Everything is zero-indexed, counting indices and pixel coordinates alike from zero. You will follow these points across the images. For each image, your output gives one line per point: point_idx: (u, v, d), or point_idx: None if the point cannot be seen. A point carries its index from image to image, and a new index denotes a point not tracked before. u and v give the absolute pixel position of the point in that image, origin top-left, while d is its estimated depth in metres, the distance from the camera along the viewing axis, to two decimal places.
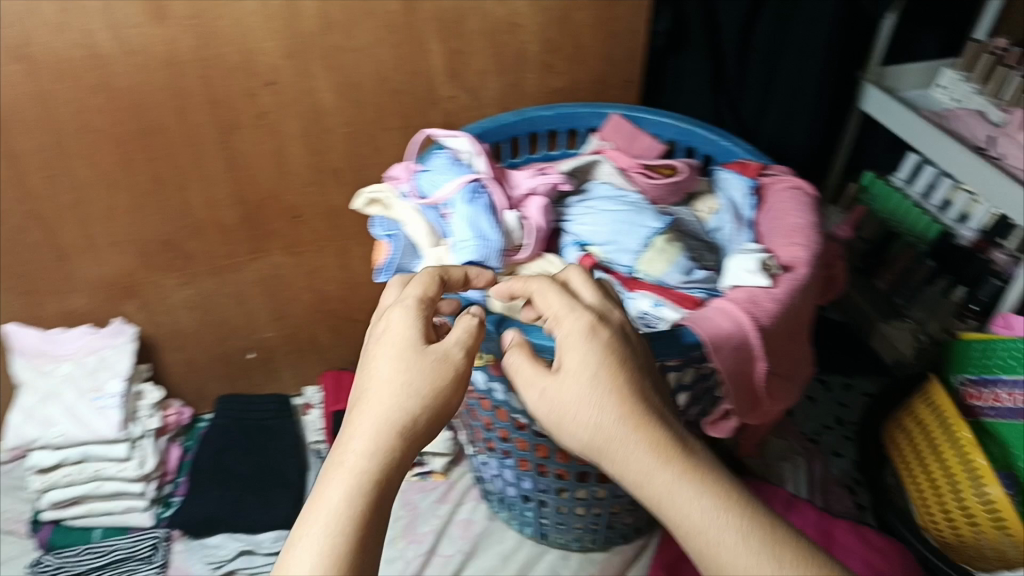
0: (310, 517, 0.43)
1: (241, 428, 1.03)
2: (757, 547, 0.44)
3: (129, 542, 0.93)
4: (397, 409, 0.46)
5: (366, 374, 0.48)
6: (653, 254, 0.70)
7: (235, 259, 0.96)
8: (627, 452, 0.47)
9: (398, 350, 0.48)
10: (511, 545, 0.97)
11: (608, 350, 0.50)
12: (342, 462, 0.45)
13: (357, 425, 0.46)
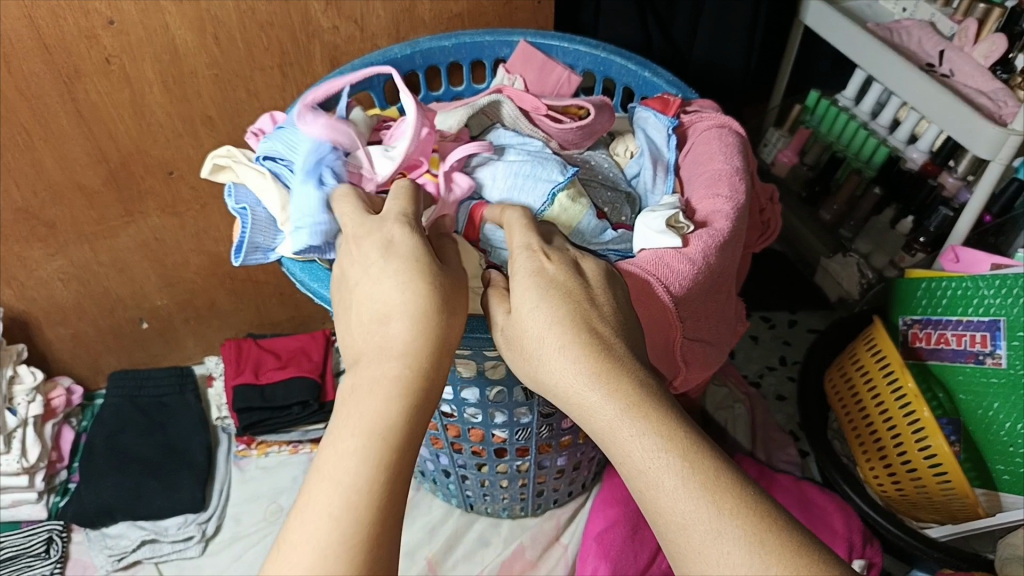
0: (341, 432, 0.37)
1: (137, 407, 0.95)
2: (696, 492, 0.36)
3: (21, 537, 0.85)
4: (433, 318, 0.40)
5: (375, 281, 0.42)
6: (557, 211, 0.61)
7: (106, 224, 0.86)
8: (564, 377, 0.41)
9: (408, 263, 0.42)
10: (439, 516, 0.90)
11: (561, 280, 0.44)
12: (368, 379, 0.39)
13: (385, 332, 0.40)
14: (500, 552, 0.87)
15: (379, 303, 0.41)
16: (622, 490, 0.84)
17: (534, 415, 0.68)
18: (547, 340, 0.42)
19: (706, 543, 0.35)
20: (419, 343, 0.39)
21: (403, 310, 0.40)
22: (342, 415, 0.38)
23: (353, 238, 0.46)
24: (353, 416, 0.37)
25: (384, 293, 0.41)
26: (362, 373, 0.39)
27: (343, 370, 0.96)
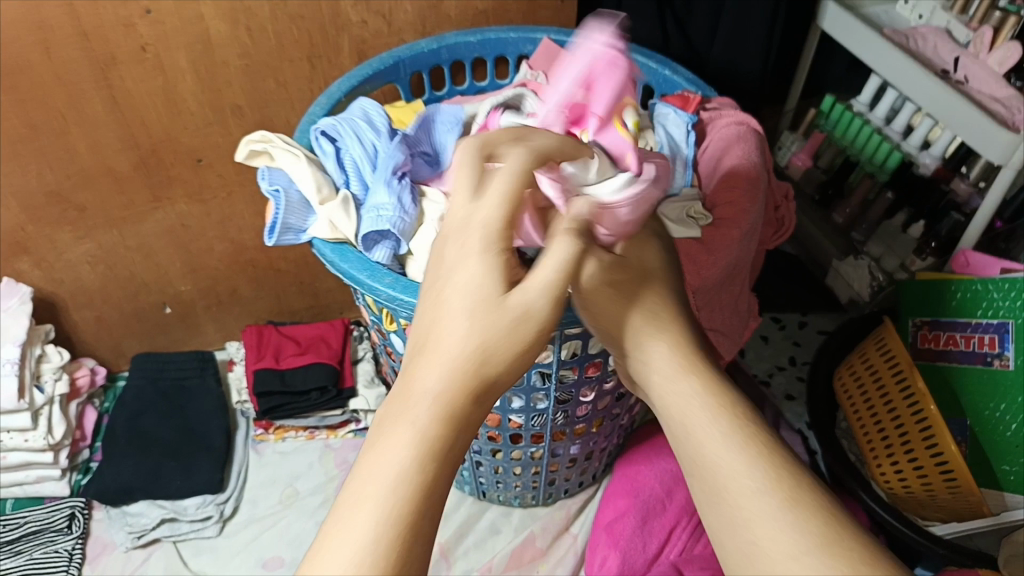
0: (369, 471, 0.35)
1: (158, 389, 0.96)
2: (756, 468, 0.36)
3: (44, 513, 0.88)
4: (491, 368, 0.37)
5: (444, 309, 0.38)
6: None
7: (134, 209, 0.88)
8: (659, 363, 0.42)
9: (484, 300, 0.38)
10: (450, 503, 0.92)
11: (635, 280, 0.45)
12: (411, 415, 0.36)
13: (435, 368, 0.37)
14: (511, 539, 0.89)
15: (437, 335, 0.38)
16: (633, 481, 0.86)
17: (551, 401, 0.70)
18: (630, 323, 0.44)
19: (767, 513, 0.35)
20: (475, 386, 0.37)
21: (458, 348, 0.37)
22: (377, 445, 0.36)
23: (443, 238, 0.42)
24: (388, 452, 0.35)
25: (446, 320, 0.38)
26: (407, 407, 0.36)
27: (361, 359, 0.98)
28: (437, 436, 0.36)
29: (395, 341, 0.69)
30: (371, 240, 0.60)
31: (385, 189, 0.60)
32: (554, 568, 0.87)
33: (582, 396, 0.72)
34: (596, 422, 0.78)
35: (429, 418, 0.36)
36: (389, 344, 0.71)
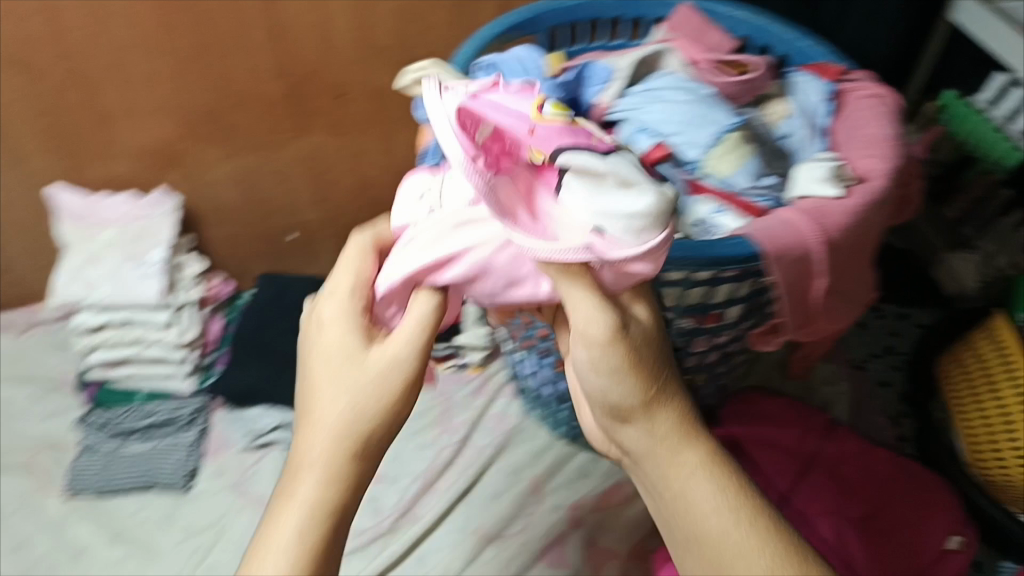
0: (278, 531, 0.48)
1: (280, 304, 1.04)
2: (746, 528, 0.47)
3: (171, 407, 0.96)
4: (365, 429, 0.49)
5: (328, 371, 0.51)
6: (723, 151, 0.66)
7: (277, 135, 0.94)
8: (662, 425, 0.49)
9: (352, 377, 0.50)
10: (542, 443, 0.99)
11: (642, 340, 0.48)
12: (311, 458, 0.48)
13: (319, 435, 0.49)
14: (600, 483, 0.95)
15: (316, 404, 0.50)
16: (728, 440, 0.90)
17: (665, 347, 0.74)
18: (620, 392, 0.48)
19: (755, 563, 0.46)
20: (352, 432, 0.48)
21: (335, 419, 0.49)
22: (293, 485, 0.48)
23: (315, 322, 0.54)
24: (299, 490, 0.48)
25: (326, 381, 0.50)
26: (306, 453, 0.49)
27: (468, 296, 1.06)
28: (331, 473, 0.48)
29: None
30: None
31: None
32: (639, 515, 0.91)
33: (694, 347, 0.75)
34: (699, 377, 0.83)
35: (325, 459, 0.48)
36: None
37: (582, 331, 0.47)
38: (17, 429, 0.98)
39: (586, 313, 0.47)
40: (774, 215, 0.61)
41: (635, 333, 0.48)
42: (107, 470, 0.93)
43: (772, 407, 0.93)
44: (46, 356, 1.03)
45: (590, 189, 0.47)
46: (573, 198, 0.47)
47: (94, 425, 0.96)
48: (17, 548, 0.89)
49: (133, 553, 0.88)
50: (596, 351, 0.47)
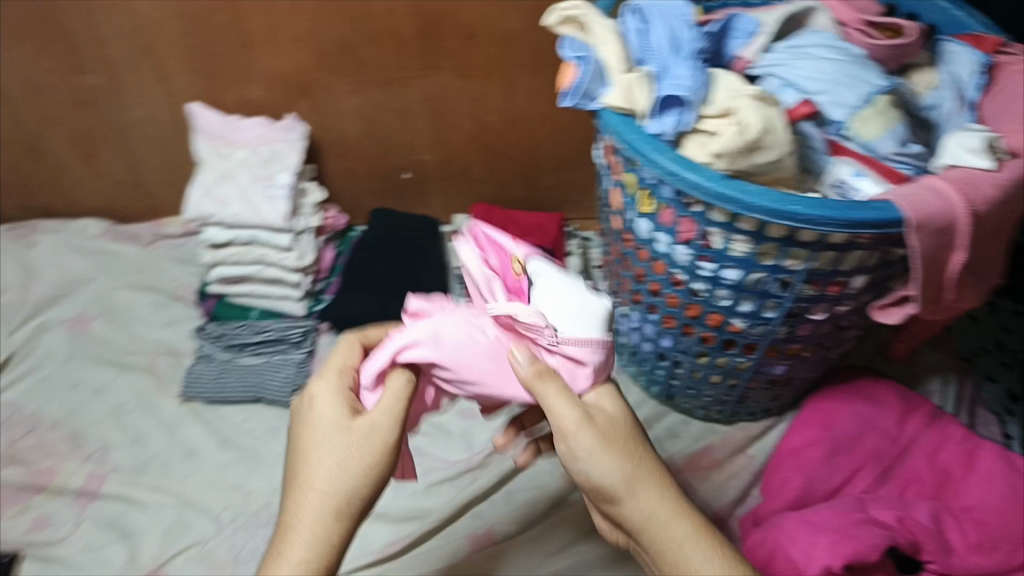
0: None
1: (392, 240, 1.08)
2: (718, 563, 0.57)
3: (282, 326, 1.01)
4: (352, 489, 0.56)
5: (307, 444, 0.57)
6: (871, 113, 0.64)
7: (403, 73, 0.96)
8: (644, 505, 0.56)
9: (341, 443, 0.56)
10: (634, 400, 0.99)
11: (613, 436, 0.56)
12: (302, 520, 0.55)
13: (318, 493, 0.55)
14: (689, 445, 0.95)
15: (310, 470, 0.56)
16: (828, 417, 0.89)
17: (781, 311, 0.73)
18: (599, 469, 0.55)
19: None
20: (336, 500, 0.55)
21: (326, 487, 0.55)
22: (284, 548, 0.55)
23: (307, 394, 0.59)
24: (290, 552, 0.55)
25: (319, 459, 0.56)
26: (294, 523, 0.55)
27: (571, 252, 1.05)
28: (322, 546, 0.55)
29: (640, 225, 0.75)
30: (660, 114, 0.65)
31: (683, 66, 0.65)
32: (727, 480, 0.91)
33: (811, 314, 0.74)
34: (810, 346, 0.81)
35: (319, 526, 0.55)
36: (631, 228, 0.77)
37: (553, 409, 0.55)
38: (140, 334, 1.04)
39: (562, 412, 0.55)
40: (920, 182, 0.60)
41: (603, 429, 0.56)
42: (220, 376, 0.98)
43: (880, 390, 0.91)
44: (170, 268, 1.11)
45: (571, 286, 0.57)
46: (545, 299, 0.56)
47: (210, 336, 1.01)
48: (137, 441, 0.95)
49: (242, 457, 0.93)
50: (574, 441, 0.55)
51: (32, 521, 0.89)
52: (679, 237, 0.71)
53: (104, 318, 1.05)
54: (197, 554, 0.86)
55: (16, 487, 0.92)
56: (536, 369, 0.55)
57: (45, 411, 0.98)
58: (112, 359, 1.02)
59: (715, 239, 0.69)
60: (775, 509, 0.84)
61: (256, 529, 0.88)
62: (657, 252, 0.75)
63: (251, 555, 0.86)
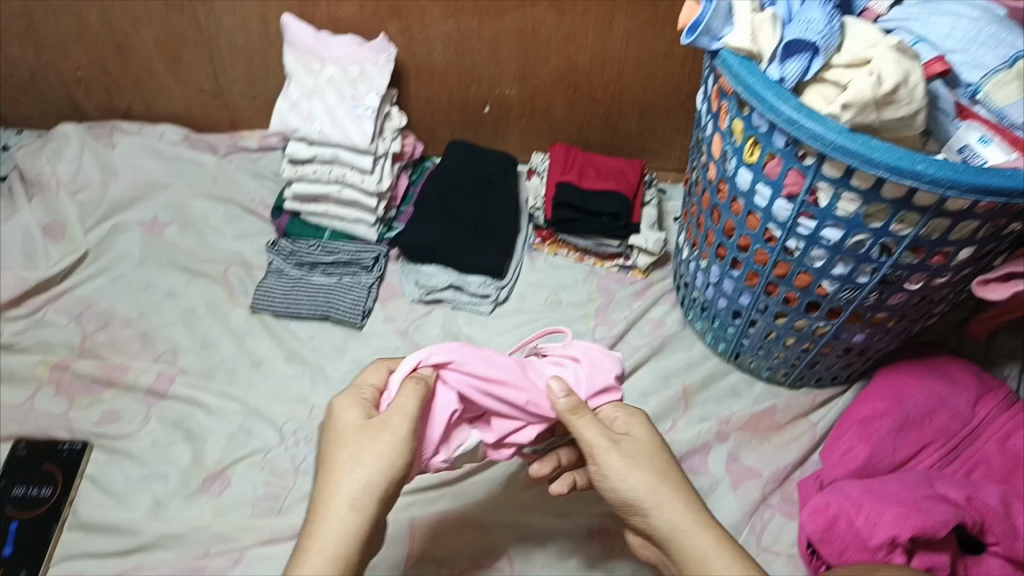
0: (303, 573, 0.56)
1: (468, 174, 1.07)
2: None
3: (354, 248, 1.03)
4: (373, 479, 0.59)
5: (331, 446, 0.61)
6: (1011, 76, 0.61)
7: (498, 3, 0.94)
8: (669, 514, 0.61)
9: (362, 438, 0.60)
10: (698, 355, 0.98)
11: (642, 444, 0.65)
12: (326, 511, 0.58)
13: (343, 487, 0.59)
14: (750, 405, 0.94)
15: (333, 466, 0.60)
16: (900, 390, 0.88)
17: (876, 278, 0.72)
18: (621, 480, 0.62)
19: None
20: (357, 488, 0.59)
21: (350, 480, 0.59)
22: (309, 538, 0.58)
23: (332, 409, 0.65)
24: (315, 540, 0.57)
25: (346, 452, 0.60)
26: (319, 514, 0.58)
27: (648, 203, 1.04)
28: (346, 535, 0.57)
29: (740, 176, 0.74)
30: (785, 59, 0.63)
31: (817, 14, 0.63)
32: (786, 443, 0.91)
33: (907, 284, 0.73)
34: (895, 318, 0.80)
35: (343, 514, 0.58)
36: (729, 179, 0.76)
37: (581, 433, 0.64)
38: (213, 243, 1.06)
39: (591, 438, 0.64)
40: None
41: (633, 441, 0.65)
42: (291, 289, 1.00)
43: (955, 368, 0.89)
44: (245, 181, 1.11)
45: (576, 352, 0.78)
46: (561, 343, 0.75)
47: (282, 251, 1.03)
48: (205, 347, 0.97)
49: (307, 372, 0.95)
50: (597, 455, 0.63)
51: (102, 413, 0.92)
52: (784, 190, 0.70)
53: (179, 225, 1.08)
54: (260, 460, 0.88)
55: (88, 378, 0.94)
56: (571, 404, 0.65)
57: (119, 310, 1.00)
58: (186, 266, 1.04)
59: (821, 195, 0.67)
60: (837, 476, 0.84)
61: (318, 443, 0.89)
62: (753, 205, 0.74)
63: (312, 467, 0.87)
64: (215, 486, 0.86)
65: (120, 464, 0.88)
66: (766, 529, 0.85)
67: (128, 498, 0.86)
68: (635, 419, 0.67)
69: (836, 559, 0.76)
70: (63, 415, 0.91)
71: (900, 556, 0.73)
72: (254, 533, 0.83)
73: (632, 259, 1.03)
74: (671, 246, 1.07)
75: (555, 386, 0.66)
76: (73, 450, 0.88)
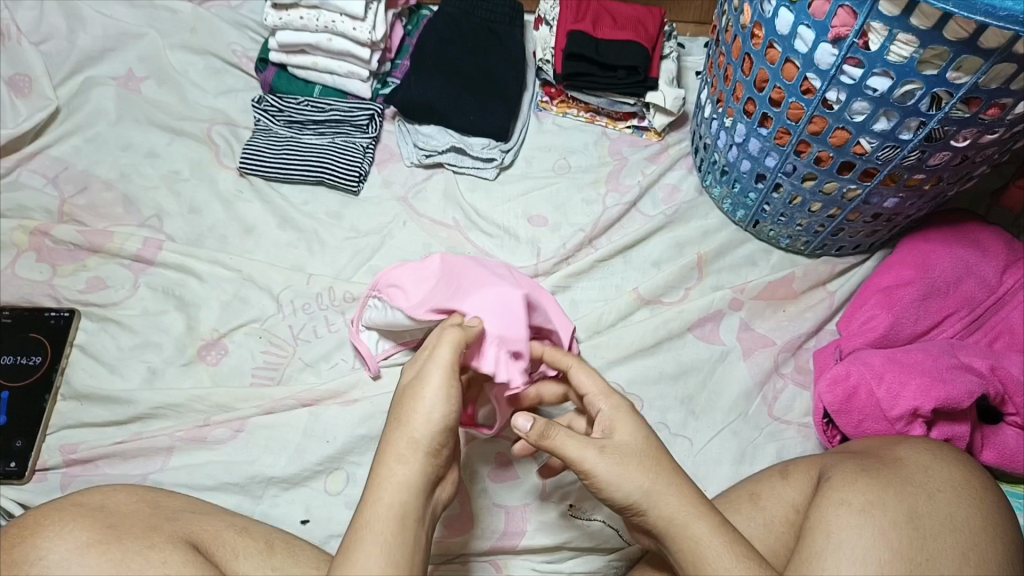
0: (365, 526, 0.53)
1: (469, 23, 0.97)
2: None
3: (347, 106, 0.95)
4: (423, 425, 0.56)
5: (392, 407, 0.59)
6: None
7: None
8: (665, 512, 0.57)
9: (409, 391, 0.58)
10: (715, 224, 0.92)
11: (630, 444, 0.59)
12: (382, 467, 0.55)
13: (395, 439, 0.56)
14: (766, 274, 0.90)
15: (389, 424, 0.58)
16: (926, 258, 0.83)
17: (921, 134, 0.67)
18: (613, 490, 0.58)
19: None
20: (403, 442, 0.55)
21: (403, 429, 0.56)
22: (365, 499, 0.55)
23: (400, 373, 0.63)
24: (370, 501, 0.54)
25: (395, 418, 0.57)
26: (372, 478, 0.55)
27: (667, 56, 0.95)
28: (403, 486, 0.54)
29: (780, 18, 0.68)
30: None
31: None
32: (801, 313, 0.87)
33: (953, 141, 0.67)
34: (933, 181, 0.75)
35: (396, 470, 0.55)
36: (767, 21, 0.69)
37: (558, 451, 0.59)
38: (195, 100, 0.99)
39: (575, 454, 0.58)
40: None
41: (621, 443, 0.59)
42: (279, 150, 0.92)
43: (985, 235, 0.84)
44: (225, 31, 1.02)
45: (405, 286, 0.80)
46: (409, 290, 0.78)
47: (269, 108, 0.96)
48: (193, 212, 0.92)
49: (303, 239, 0.90)
50: (582, 469, 0.58)
51: (88, 281, 0.87)
52: (831, 33, 0.64)
53: (156, 79, 0.99)
54: (257, 330, 0.84)
55: (69, 244, 0.89)
56: (541, 428, 0.58)
57: (97, 172, 0.94)
58: (167, 125, 0.97)
59: (873, 37, 0.62)
60: (858, 345, 0.81)
61: (316, 311, 0.85)
62: (793, 52, 0.68)
63: (312, 336, 0.84)
64: (211, 356, 0.83)
65: (110, 332, 0.85)
66: (778, 399, 0.83)
67: (120, 367, 0.83)
68: (620, 415, 0.60)
69: (852, 429, 0.76)
70: (47, 283, 0.87)
71: (918, 427, 0.73)
72: (253, 403, 0.80)
73: (647, 120, 0.96)
74: (688, 106, 1.00)
75: (523, 418, 0.58)
76: (60, 318, 0.84)
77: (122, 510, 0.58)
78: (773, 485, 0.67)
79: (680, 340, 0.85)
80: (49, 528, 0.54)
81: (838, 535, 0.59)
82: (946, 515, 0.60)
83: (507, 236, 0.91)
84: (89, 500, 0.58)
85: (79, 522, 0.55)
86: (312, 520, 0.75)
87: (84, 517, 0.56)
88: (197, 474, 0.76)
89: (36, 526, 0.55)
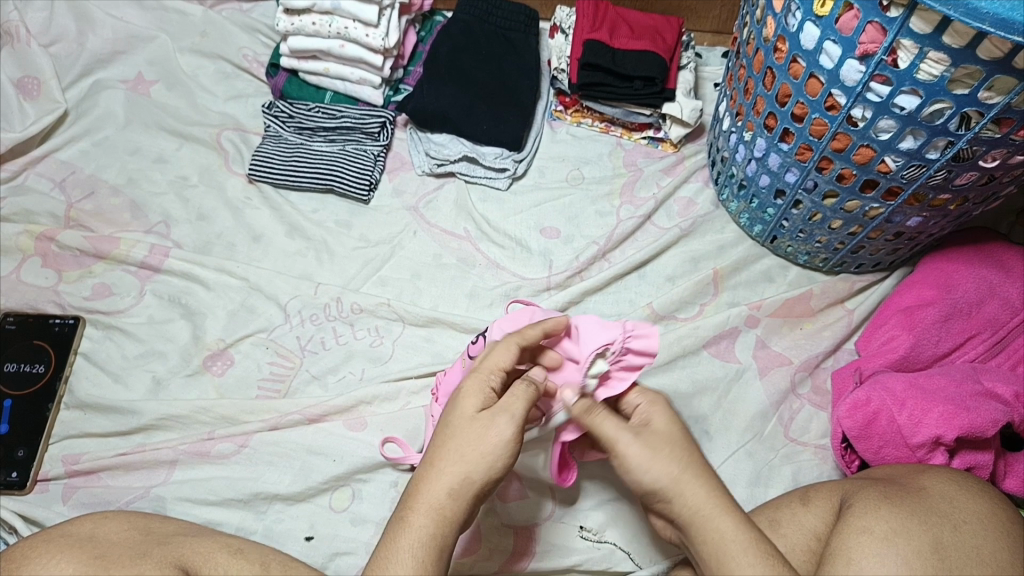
0: (394, 557, 0.52)
1: (482, 30, 0.96)
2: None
3: (359, 113, 0.94)
4: (477, 471, 0.54)
5: (445, 435, 0.56)
6: None
7: None
8: (690, 500, 0.55)
9: (474, 432, 0.55)
10: (732, 237, 0.91)
11: (665, 428, 0.59)
12: (420, 498, 0.54)
13: (445, 474, 0.54)
14: (784, 291, 0.88)
15: (435, 448, 0.56)
16: (949, 278, 0.81)
17: (948, 154, 0.65)
18: (643, 469, 0.56)
19: None
20: (458, 476, 0.54)
21: (454, 469, 0.54)
22: (405, 516, 0.53)
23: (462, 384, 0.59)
24: (410, 523, 0.53)
25: (445, 442, 0.56)
26: (418, 497, 0.54)
27: (685, 66, 0.93)
28: (433, 517, 0.53)
29: (805, 33, 0.66)
30: None
31: None
32: (819, 331, 0.86)
33: (982, 161, 0.65)
34: (958, 201, 0.72)
35: (433, 503, 0.53)
36: (791, 36, 0.67)
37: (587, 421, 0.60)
38: (205, 105, 0.98)
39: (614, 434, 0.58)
40: None
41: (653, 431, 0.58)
42: (289, 157, 0.91)
43: (1008, 256, 0.82)
44: (235, 34, 1.01)
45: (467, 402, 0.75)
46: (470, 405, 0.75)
47: (280, 115, 0.95)
48: (200, 219, 0.90)
49: (311, 248, 0.89)
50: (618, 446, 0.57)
51: (93, 287, 0.86)
52: (858, 49, 0.62)
53: (166, 83, 0.98)
54: (264, 341, 0.83)
55: (75, 250, 0.87)
56: (585, 406, 0.61)
57: (105, 176, 0.93)
58: (175, 129, 0.95)
59: (902, 54, 0.60)
60: (877, 367, 0.79)
61: (324, 322, 0.84)
62: (817, 68, 0.66)
63: (320, 347, 0.82)
64: (216, 366, 0.82)
65: (116, 341, 0.83)
66: (794, 420, 0.81)
67: (124, 376, 0.81)
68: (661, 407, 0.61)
69: (871, 455, 0.74)
70: (53, 289, 0.86)
71: (940, 455, 0.71)
72: (259, 416, 0.78)
73: (663, 131, 0.95)
74: (706, 118, 0.98)
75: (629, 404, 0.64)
76: (65, 325, 0.83)
77: (112, 539, 0.57)
78: (794, 512, 0.65)
79: (694, 358, 0.84)
80: (36, 560, 0.53)
81: (859, 564, 0.58)
82: (972, 547, 0.58)
83: (519, 248, 0.89)
84: (79, 529, 0.57)
85: (68, 555, 0.54)
86: (316, 537, 0.73)
87: (72, 548, 0.55)
88: (200, 488, 0.75)
89: (21, 559, 0.54)
